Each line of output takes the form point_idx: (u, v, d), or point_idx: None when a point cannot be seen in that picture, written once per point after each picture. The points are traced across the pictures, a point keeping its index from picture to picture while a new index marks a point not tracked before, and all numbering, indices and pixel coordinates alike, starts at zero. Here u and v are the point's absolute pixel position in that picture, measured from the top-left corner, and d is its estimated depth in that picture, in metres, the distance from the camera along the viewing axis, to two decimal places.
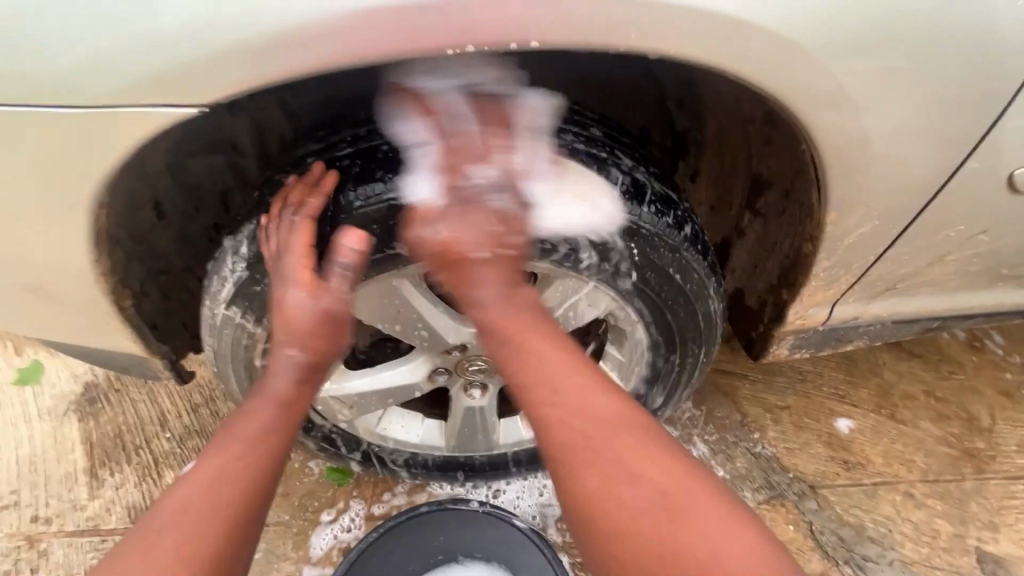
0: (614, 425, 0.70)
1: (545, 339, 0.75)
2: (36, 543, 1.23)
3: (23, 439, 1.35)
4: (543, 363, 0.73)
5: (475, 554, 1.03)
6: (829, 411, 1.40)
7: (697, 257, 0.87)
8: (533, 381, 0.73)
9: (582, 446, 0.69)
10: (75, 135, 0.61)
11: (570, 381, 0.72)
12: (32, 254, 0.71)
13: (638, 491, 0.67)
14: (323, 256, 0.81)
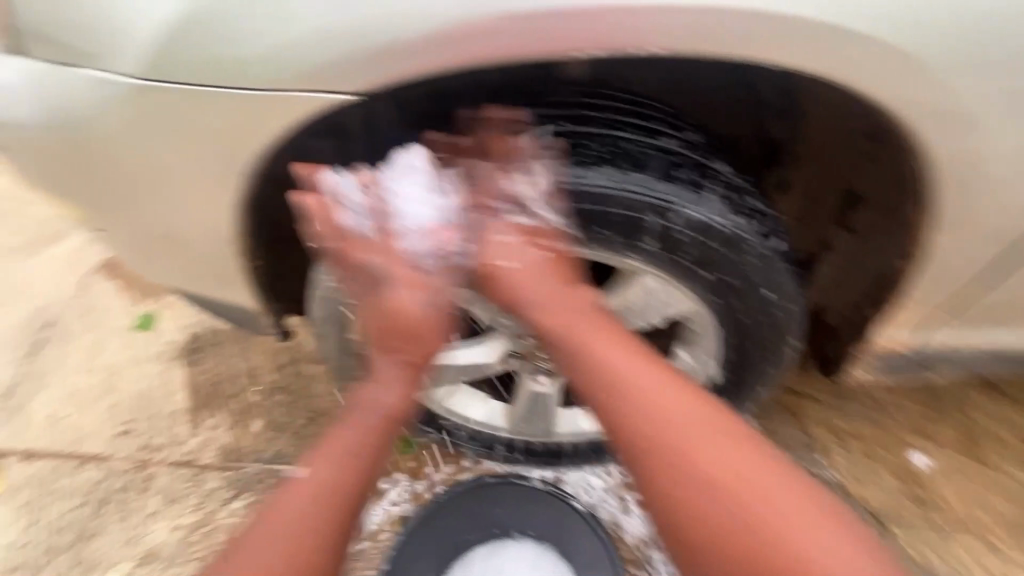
0: (690, 430, 0.76)
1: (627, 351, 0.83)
2: (145, 467, 1.39)
3: (139, 376, 1.54)
4: (636, 376, 0.80)
5: (528, 532, 1.08)
6: (906, 444, 1.33)
7: (784, 267, 0.89)
8: (621, 390, 0.80)
9: (667, 461, 0.75)
10: (252, 112, 0.72)
11: (652, 392, 0.79)
12: (192, 214, 0.83)
13: (717, 495, 0.73)
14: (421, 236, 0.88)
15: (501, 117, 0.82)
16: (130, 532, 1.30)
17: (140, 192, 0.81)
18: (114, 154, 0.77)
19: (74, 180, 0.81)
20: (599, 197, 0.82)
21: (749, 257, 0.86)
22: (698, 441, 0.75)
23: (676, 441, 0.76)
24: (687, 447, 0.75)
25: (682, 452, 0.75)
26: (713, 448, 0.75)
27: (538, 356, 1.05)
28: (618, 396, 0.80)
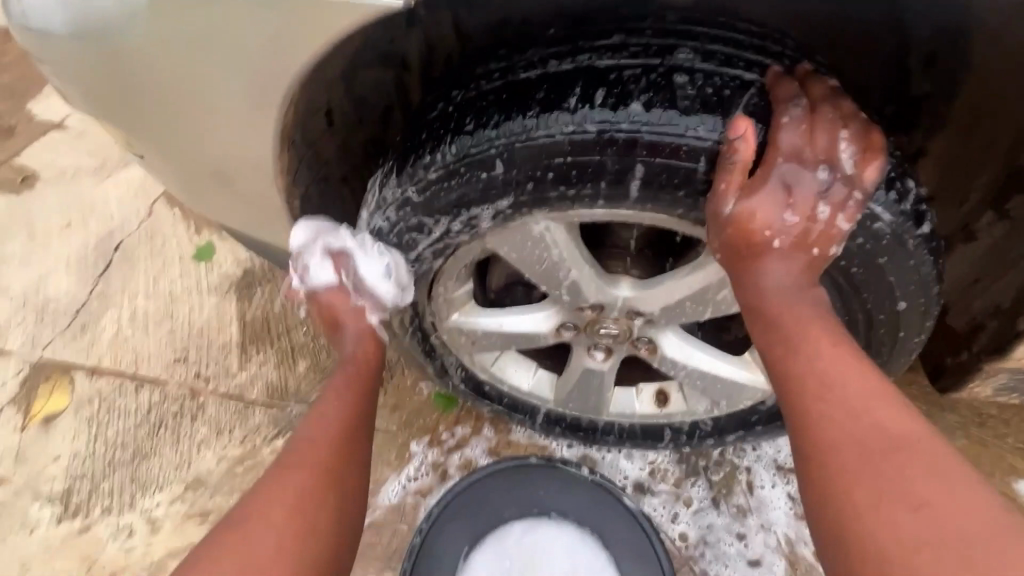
0: (864, 378, 0.60)
1: (831, 344, 0.62)
2: (197, 395, 1.42)
3: (196, 305, 1.56)
4: (838, 376, 0.60)
5: (569, 516, 1.02)
6: (1009, 468, 1.16)
7: (930, 258, 0.68)
8: (817, 388, 0.61)
9: (830, 411, 0.58)
10: (287, 23, 0.61)
11: (863, 397, 0.58)
12: (229, 141, 0.75)
13: (890, 477, 0.53)
14: (470, 200, 0.67)
15: (584, 47, 0.64)
16: (178, 456, 1.33)
17: (175, 115, 0.74)
18: (147, 69, 0.69)
19: (110, 99, 0.75)
20: (712, 151, 0.61)
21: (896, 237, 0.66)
22: (938, 476, 0.52)
23: (900, 461, 0.53)
24: (919, 482, 0.52)
25: (909, 468, 0.53)
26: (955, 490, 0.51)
27: (598, 332, 0.93)
28: (815, 392, 0.61)
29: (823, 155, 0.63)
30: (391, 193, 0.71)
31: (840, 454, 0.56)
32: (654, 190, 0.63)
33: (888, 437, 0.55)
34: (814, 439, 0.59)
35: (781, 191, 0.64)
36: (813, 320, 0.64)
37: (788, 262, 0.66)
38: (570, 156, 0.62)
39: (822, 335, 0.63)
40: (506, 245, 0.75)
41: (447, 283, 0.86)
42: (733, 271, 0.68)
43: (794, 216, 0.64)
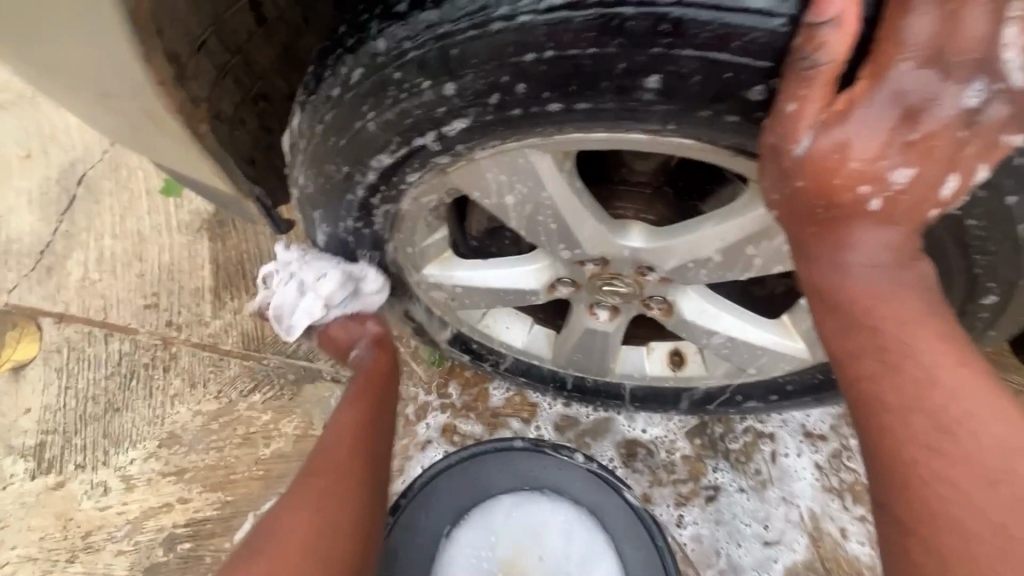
0: (973, 396, 0.44)
1: (957, 365, 0.45)
2: (169, 345, 1.31)
3: (164, 247, 1.41)
4: (964, 412, 0.44)
5: (564, 493, 0.90)
6: None
7: None
8: (935, 429, 0.44)
9: (923, 445, 0.44)
10: None
11: (998, 450, 0.43)
12: (93, 57, 0.57)
13: (1004, 539, 0.42)
14: (411, 126, 0.47)
15: None
16: (151, 411, 1.25)
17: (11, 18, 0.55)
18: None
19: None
20: (773, 38, 0.37)
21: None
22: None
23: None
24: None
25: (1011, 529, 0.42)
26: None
27: (601, 290, 0.76)
28: (928, 438, 0.44)
29: (976, 60, 0.36)
30: (311, 113, 0.53)
31: (964, 533, 0.43)
32: (675, 104, 0.41)
33: (1019, 502, 0.42)
34: (925, 499, 0.44)
35: (894, 120, 0.38)
36: (931, 329, 0.45)
37: (885, 226, 0.43)
38: (548, 51, 0.40)
39: (939, 349, 0.45)
40: (478, 186, 0.56)
41: (411, 235, 0.69)
42: (801, 240, 0.45)
43: (906, 165, 0.39)
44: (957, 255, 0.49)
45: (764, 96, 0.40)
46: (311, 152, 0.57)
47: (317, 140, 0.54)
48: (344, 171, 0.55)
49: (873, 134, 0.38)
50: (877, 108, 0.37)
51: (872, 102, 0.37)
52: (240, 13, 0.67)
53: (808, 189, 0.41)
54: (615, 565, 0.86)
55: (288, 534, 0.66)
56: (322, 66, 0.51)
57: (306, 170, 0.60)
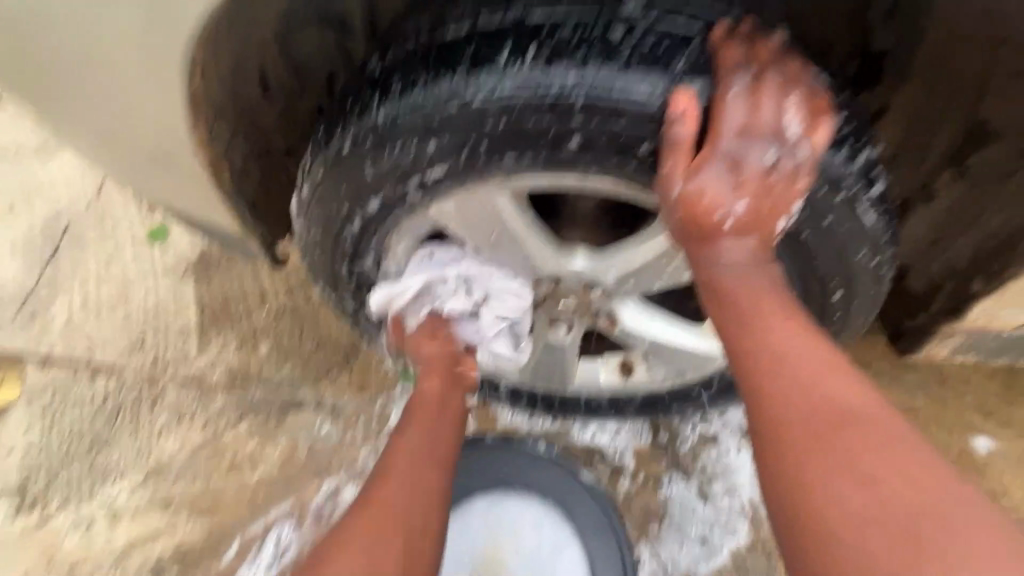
0: (798, 335, 0.56)
1: (783, 315, 0.57)
2: (156, 382, 1.38)
3: (151, 289, 1.48)
4: (791, 350, 0.55)
5: (532, 489, 1.01)
6: (967, 425, 1.20)
7: (883, 226, 0.60)
8: (770, 365, 0.55)
9: (767, 379, 0.55)
10: None
11: (818, 372, 0.53)
12: (135, 112, 0.74)
13: (835, 441, 0.50)
14: (400, 177, 0.62)
15: None
16: (139, 444, 1.32)
17: (86, 89, 0.74)
18: (50, 46, 0.69)
19: (18, 78, 0.75)
20: (654, 112, 0.52)
21: (838, 199, 0.57)
22: (896, 455, 0.48)
23: (843, 433, 0.50)
24: (871, 461, 0.48)
25: (835, 432, 0.50)
26: (910, 472, 0.47)
27: (556, 306, 0.90)
28: (768, 376, 0.55)
29: (770, 132, 0.52)
30: (317, 167, 0.67)
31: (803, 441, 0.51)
32: (590, 154, 0.55)
33: (836, 410, 0.51)
34: (769, 418, 0.54)
35: (726, 172, 0.54)
36: (764, 290, 0.58)
37: (741, 236, 0.57)
38: (503, 121, 0.54)
39: (771, 306, 0.58)
40: (449, 219, 0.71)
41: (396, 263, 0.83)
42: (688, 251, 0.60)
43: (745, 200, 0.55)
44: (806, 261, 0.64)
45: (651, 152, 0.54)
46: (314, 196, 0.70)
47: (324, 189, 0.68)
48: (345, 209, 0.69)
49: (719, 182, 0.54)
50: (716, 166, 0.53)
51: (712, 163, 0.53)
52: None
53: (686, 219, 0.56)
54: (580, 551, 0.97)
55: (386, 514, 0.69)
56: (329, 133, 0.65)
57: (312, 210, 0.73)
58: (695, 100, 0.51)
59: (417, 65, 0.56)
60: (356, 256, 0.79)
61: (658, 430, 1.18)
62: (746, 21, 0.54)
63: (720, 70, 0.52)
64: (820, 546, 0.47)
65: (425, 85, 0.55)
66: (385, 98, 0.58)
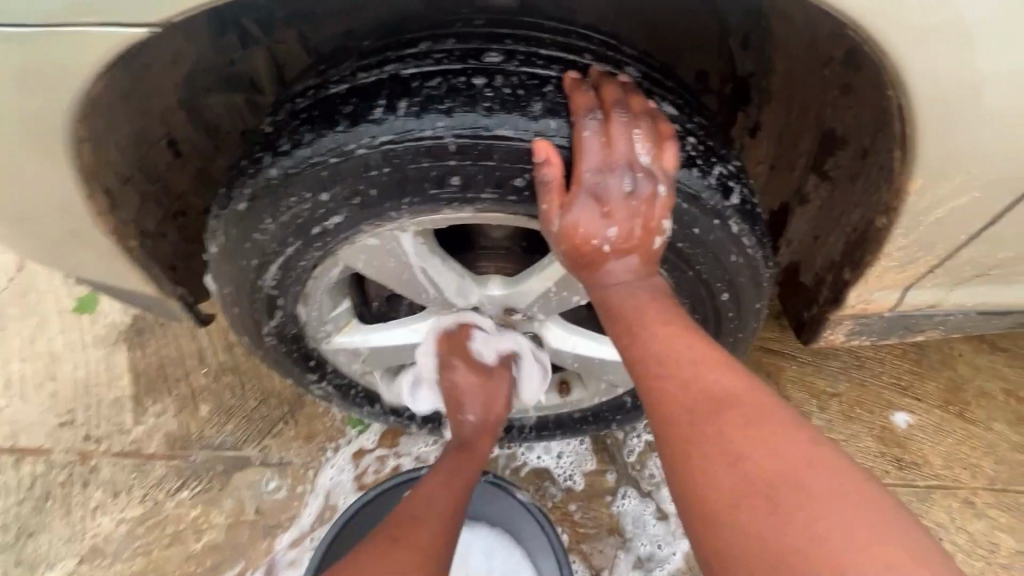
0: (679, 335, 0.62)
1: (664, 318, 0.63)
2: (88, 459, 1.31)
3: (79, 362, 1.43)
4: (674, 351, 0.61)
5: (479, 517, 1.02)
6: (886, 402, 1.29)
7: (746, 230, 0.67)
8: (657, 368, 0.61)
9: (656, 381, 0.60)
10: (48, 67, 0.62)
11: (694, 364, 0.59)
12: (20, 188, 0.73)
13: (713, 429, 0.55)
14: (303, 226, 0.65)
15: (391, 58, 0.60)
16: (71, 527, 1.25)
17: None
18: None
19: None
20: (521, 149, 0.57)
21: (699, 210, 0.63)
22: (767, 436, 0.53)
23: (723, 422, 0.54)
24: (743, 444, 0.53)
25: (711, 421, 0.55)
26: (777, 447, 0.52)
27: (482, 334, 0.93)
28: (656, 377, 0.60)
29: (625, 162, 0.59)
30: (222, 225, 0.70)
31: (688, 433, 0.56)
32: (471, 192, 0.60)
33: (712, 398, 0.56)
34: (662, 418, 0.59)
35: (593, 203, 0.60)
36: (647, 298, 0.64)
37: (620, 256, 0.63)
38: (385, 168, 0.58)
39: (652, 311, 0.63)
40: (360, 257, 0.73)
41: (316, 304, 0.83)
42: (579, 273, 0.65)
43: (617, 225, 0.60)
44: (688, 269, 0.69)
45: (526, 184, 0.59)
46: (224, 253, 0.73)
47: (231, 245, 0.71)
48: (255, 263, 0.72)
49: (590, 213, 0.60)
50: (584, 199, 0.59)
51: (580, 196, 0.59)
52: (158, 150, 0.85)
53: (569, 249, 0.62)
54: (530, 572, 0.97)
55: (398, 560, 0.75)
56: (229, 192, 0.68)
57: (224, 266, 0.75)
58: (554, 138, 0.57)
59: (302, 124, 0.60)
60: (277, 305, 0.80)
61: (604, 444, 1.22)
62: (591, 67, 0.61)
63: (576, 107, 0.58)
64: (714, 529, 0.52)
65: (308, 141, 0.59)
66: (274, 154, 0.61)
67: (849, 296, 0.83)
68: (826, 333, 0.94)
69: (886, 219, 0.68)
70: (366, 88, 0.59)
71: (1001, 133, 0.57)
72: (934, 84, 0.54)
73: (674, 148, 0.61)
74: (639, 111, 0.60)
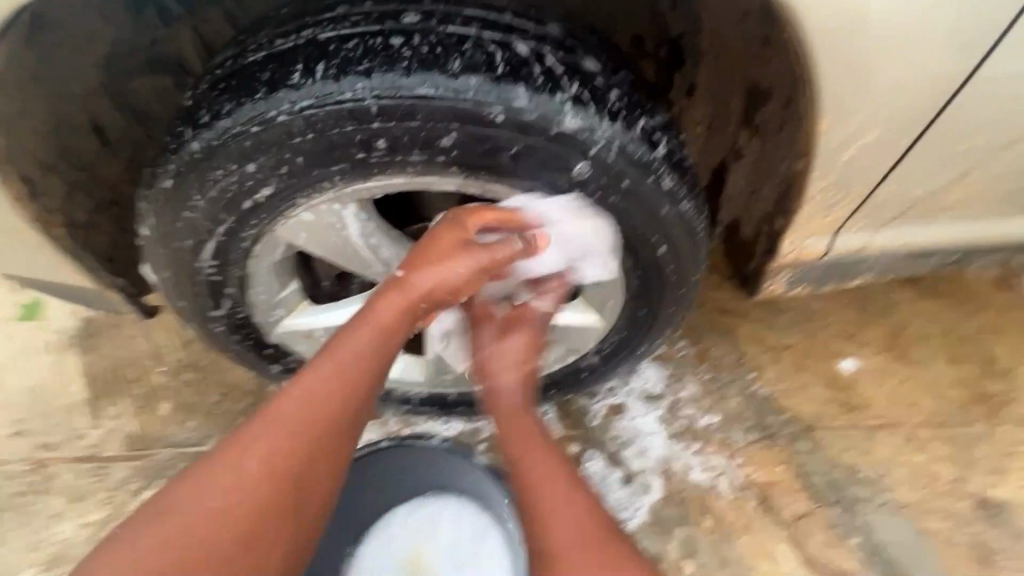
0: (551, 464, 0.88)
1: (543, 458, 0.89)
2: (44, 467, 1.28)
3: (27, 370, 1.38)
4: (544, 472, 0.88)
5: (446, 489, 1.03)
6: (834, 350, 1.35)
7: (675, 181, 0.69)
8: (533, 479, 0.87)
9: (529, 482, 0.87)
10: None
11: (555, 484, 0.86)
12: None
13: (550, 512, 0.83)
14: (234, 202, 0.65)
15: (307, 23, 0.60)
16: (32, 536, 1.22)
17: None
18: None
19: None
20: (444, 108, 0.57)
21: (628, 162, 0.65)
22: (577, 526, 0.81)
23: (558, 516, 0.82)
24: (560, 527, 0.81)
25: (549, 512, 0.83)
26: (577, 523, 0.82)
27: None
28: (530, 480, 0.87)
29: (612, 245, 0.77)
30: (148, 205, 0.68)
31: (541, 505, 0.84)
32: (399, 155, 0.60)
33: (557, 500, 0.84)
34: (525, 496, 0.86)
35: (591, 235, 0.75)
36: (540, 455, 0.89)
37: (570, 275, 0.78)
38: (309, 135, 0.58)
39: (537, 458, 0.89)
40: (301, 233, 0.72)
41: (263, 287, 0.81)
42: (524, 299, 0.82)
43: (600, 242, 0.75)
44: (624, 223, 0.71)
45: (453, 143, 0.60)
46: (155, 235, 0.71)
47: (162, 226, 0.69)
48: (189, 244, 0.70)
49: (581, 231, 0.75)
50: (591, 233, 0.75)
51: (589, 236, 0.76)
52: (83, 137, 0.82)
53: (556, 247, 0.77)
54: (499, 538, 0.98)
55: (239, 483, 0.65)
56: (154, 171, 0.66)
57: (157, 250, 0.73)
58: (477, 94, 0.57)
59: (222, 94, 0.60)
60: (221, 289, 0.79)
61: (569, 411, 1.26)
62: (512, 24, 0.62)
63: (497, 64, 0.59)
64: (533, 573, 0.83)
65: (227, 111, 0.58)
66: (196, 126, 0.60)
67: (783, 244, 0.87)
68: (767, 283, 0.98)
69: (803, 163, 0.71)
70: (283, 54, 0.59)
71: (901, 71, 0.60)
72: (825, 21, 0.57)
73: (597, 101, 0.62)
74: (559, 68, 0.61)
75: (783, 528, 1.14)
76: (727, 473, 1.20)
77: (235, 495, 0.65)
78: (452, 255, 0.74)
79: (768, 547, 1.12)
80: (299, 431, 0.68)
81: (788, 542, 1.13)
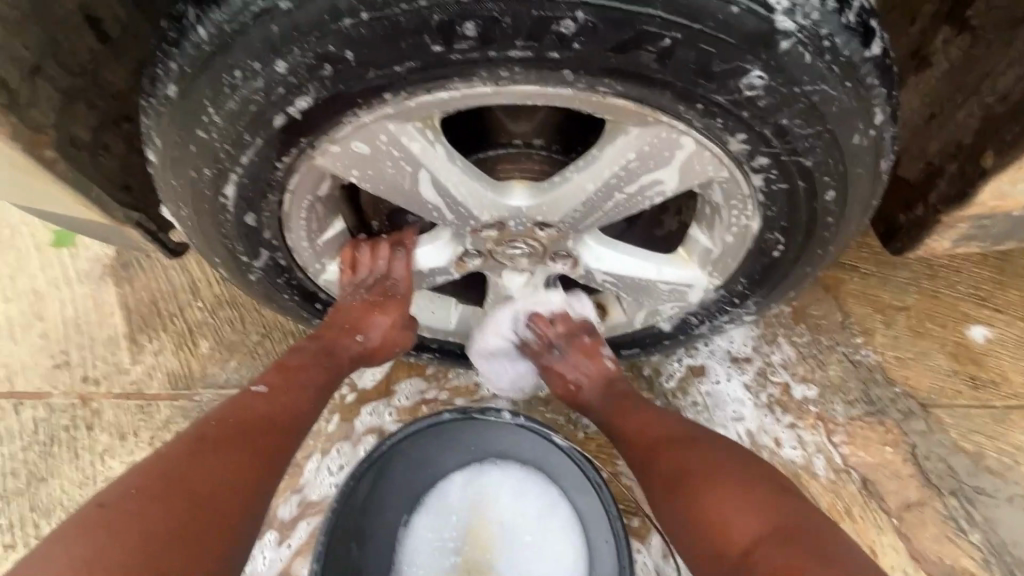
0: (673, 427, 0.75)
1: (659, 425, 0.76)
2: (89, 402, 1.23)
3: (66, 300, 1.30)
4: (667, 442, 0.74)
5: (509, 457, 0.92)
6: (962, 315, 1.14)
7: (866, 92, 0.50)
8: (656, 442, 0.74)
9: (659, 438, 0.74)
10: None
11: (683, 446, 0.73)
12: None
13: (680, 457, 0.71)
14: (267, 114, 0.49)
15: None
16: (81, 471, 1.18)
17: None
18: None
19: None
20: None
21: (810, 60, 0.47)
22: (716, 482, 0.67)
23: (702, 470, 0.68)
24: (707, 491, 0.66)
25: (680, 476, 0.69)
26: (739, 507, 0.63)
27: (506, 256, 0.73)
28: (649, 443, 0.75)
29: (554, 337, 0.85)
30: (152, 118, 0.53)
31: (666, 455, 0.72)
32: (496, 47, 0.45)
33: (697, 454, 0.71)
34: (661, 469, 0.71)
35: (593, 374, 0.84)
36: (651, 417, 0.78)
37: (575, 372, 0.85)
38: (369, 13, 0.44)
39: (663, 432, 0.75)
40: (352, 164, 0.56)
41: (304, 230, 0.66)
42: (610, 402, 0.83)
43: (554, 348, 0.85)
44: (788, 153, 0.53)
45: (573, 30, 0.45)
46: (164, 160, 0.56)
47: (177, 151, 0.54)
48: (207, 174, 0.55)
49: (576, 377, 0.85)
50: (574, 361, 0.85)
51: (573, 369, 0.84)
52: (74, 31, 0.64)
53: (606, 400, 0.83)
54: (570, 510, 0.88)
55: (200, 469, 0.60)
56: (157, 71, 0.50)
57: (169, 180, 0.58)
58: None
59: None
60: (253, 234, 0.63)
61: (642, 373, 1.11)
62: None
63: None
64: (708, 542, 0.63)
65: None
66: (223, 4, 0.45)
67: (982, 190, 0.68)
68: (925, 239, 0.77)
69: None
70: None
71: None
72: None
73: None
74: None
75: (889, 517, 1.00)
76: (824, 452, 1.05)
77: (171, 481, 0.58)
78: (376, 312, 0.78)
79: (871, 538, 0.99)
80: (263, 420, 0.68)
81: (895, 533, 0.99)
